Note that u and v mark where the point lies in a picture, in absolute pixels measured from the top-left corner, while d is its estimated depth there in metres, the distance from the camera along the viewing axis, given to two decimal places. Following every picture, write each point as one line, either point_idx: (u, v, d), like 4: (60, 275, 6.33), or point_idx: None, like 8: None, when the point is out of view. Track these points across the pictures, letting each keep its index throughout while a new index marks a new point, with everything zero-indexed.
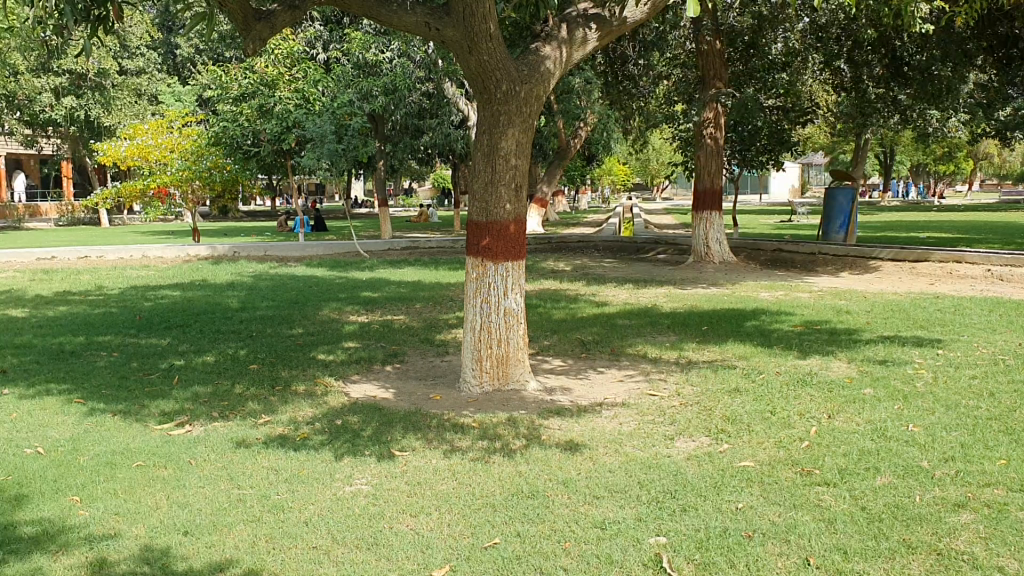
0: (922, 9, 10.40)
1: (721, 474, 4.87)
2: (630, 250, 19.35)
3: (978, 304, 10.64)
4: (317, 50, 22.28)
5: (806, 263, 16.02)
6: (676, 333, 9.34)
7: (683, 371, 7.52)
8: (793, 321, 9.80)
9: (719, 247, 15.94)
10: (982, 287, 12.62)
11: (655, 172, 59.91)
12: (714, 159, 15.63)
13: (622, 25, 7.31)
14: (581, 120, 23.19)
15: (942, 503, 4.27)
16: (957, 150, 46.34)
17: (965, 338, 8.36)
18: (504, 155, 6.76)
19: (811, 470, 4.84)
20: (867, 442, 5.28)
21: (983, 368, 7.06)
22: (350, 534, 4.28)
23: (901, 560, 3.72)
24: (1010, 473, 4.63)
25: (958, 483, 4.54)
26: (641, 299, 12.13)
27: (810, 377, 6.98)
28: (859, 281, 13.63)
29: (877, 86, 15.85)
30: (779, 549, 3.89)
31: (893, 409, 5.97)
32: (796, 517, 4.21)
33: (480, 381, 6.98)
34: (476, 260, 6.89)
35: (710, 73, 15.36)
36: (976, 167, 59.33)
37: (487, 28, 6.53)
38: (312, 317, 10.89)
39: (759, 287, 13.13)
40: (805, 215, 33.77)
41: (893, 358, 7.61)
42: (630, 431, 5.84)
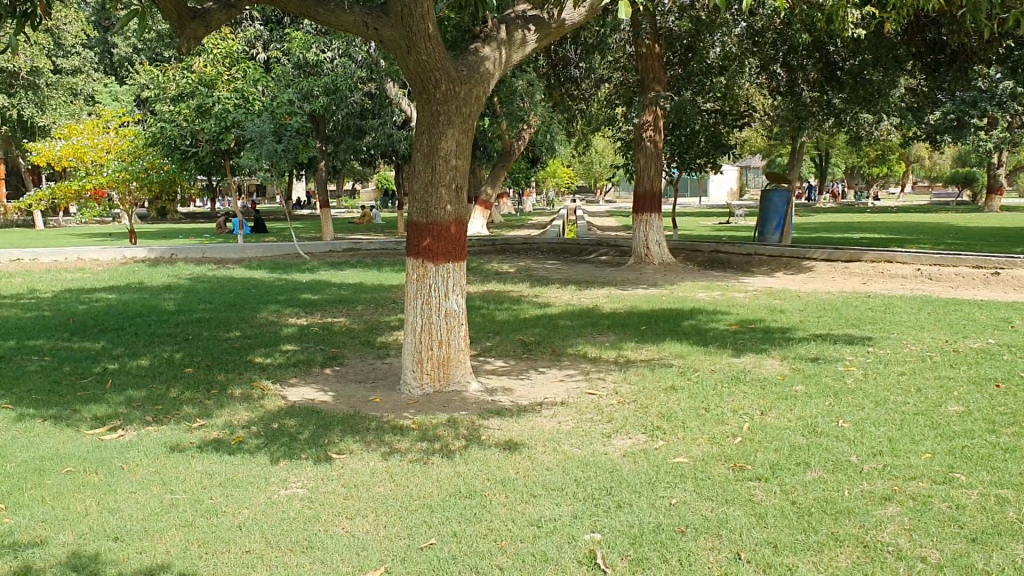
0: (853, 14, 10.55)
1: (655, 470, 4.92)
2: (571, 252, 19.46)
3: (907, 302, 10.90)
4: (257, 50, 22.04)
5: (743, 264, 16.23)
6: (616, 333, 9.40)
7: (622, 370, 7.57)
8: (728, 320, 9.96)
9: (659, 249, 16.07)
10: (910, 286, 12.90)
11: (598, 176, 60.30)
12: (654, 163, 15.80)
13: (560, 27, 7.32)
14: (526, 124, 23.16)
15: (869, 497, 4.36)
16: (888, 153, 47.61)
17: (894, 336, 8.56)
18: (444, 155, 6.74)
19: (743, 465, 4.92)
20: (798, 438, 5.37)
21: (910, 365, 7.23)
22: (284, 538, 4.22)
23: (829, 553, 3.77)
24: (934, 466, 4.75)
25: (885, 477, 4.64)
26: (584, 299, 12.22)
27: (744, 375, 7.09)
28: (794, 281, 13.86)
29: (812, 91, 16.06)
30: (711, 543, 3.93)
31: (822, 405, 6.08)
32: (728, 512, 4.26)
33: (420, 383, 6.96)
34: (417, 261, 6.86)
35: (649, 76, 15.48)
36: (906, 171, 60.99)
37: (426, 28, 6.50)
38: (251, 319, 10.72)
39: (697, 287, 13.31)
40: (742, 216, 34.29)
41: (824, 356, 7.75)
42: (568, 430, 5.86)
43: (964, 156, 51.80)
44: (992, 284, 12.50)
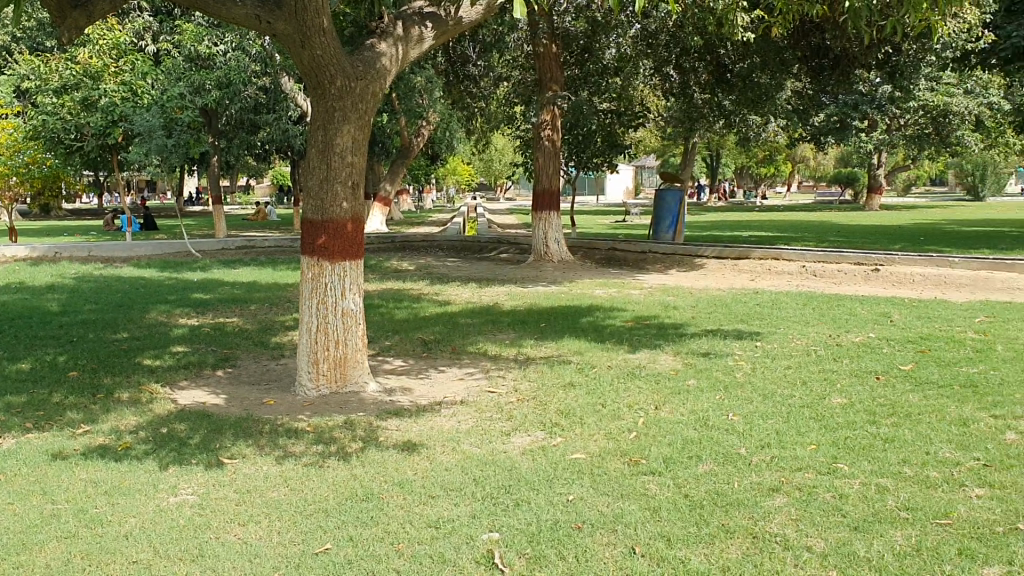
0: (741, 19, 10.85)
1: (553, 467, 4.96)
2: (471, 249, 19.47)
3: (793, 298, 11.28)
4: (145, 41, 21.01)
5: (638, 261, 16.52)
6: (515, 330, 9.44)
7: (521, 367, 7.61)
8: (624, 316, 10.12)
9: (558, 246, 16.20)
10: (796, 283, 13.36)
11: (497, 174, 60.52)
12: (552, 162, 15.93)
13: (457, 25, 7.30)
14: (425, 121, 23.05)
15: (758, 489, 4.49)
16: (775, 154, 49.23)
17: (781, 331, 8.85)
18: (340, 152, 6.64)
19: (638, 460, 5.00)
20: (690, 432, 5.50)
21: (796, 359, 7.49)
22: (173, 547, 4.08)
23: (720, 545, 3.86)
24: (818, 457, 4.93)
25: (773, 468, 4.79)
26: (483, 297, 12.24)
27: (639, 370, 7.22)
28: (687, 278, 14.19)
29: (703, 93, 16.41)
30: (606, 539, 3.98)
31: (713, 399, 6.24)
32: (623, 507, 4.32)
33: (316, 384, 6.84)
34: (312, 260, 6.74)
35: (547, 75, 15.62)
36: (793, 171, 63.22)
37: (321, 22, 6.38)
38: (140, 320, 10.35)
39: (594, 284, 13.49)
40: (637, 214, 34.92)
41: (715, 351, 7.96)
42: (467, 429, 5.85)
43: (846, 157, 54.01)
44: (872, 280, 13.05)
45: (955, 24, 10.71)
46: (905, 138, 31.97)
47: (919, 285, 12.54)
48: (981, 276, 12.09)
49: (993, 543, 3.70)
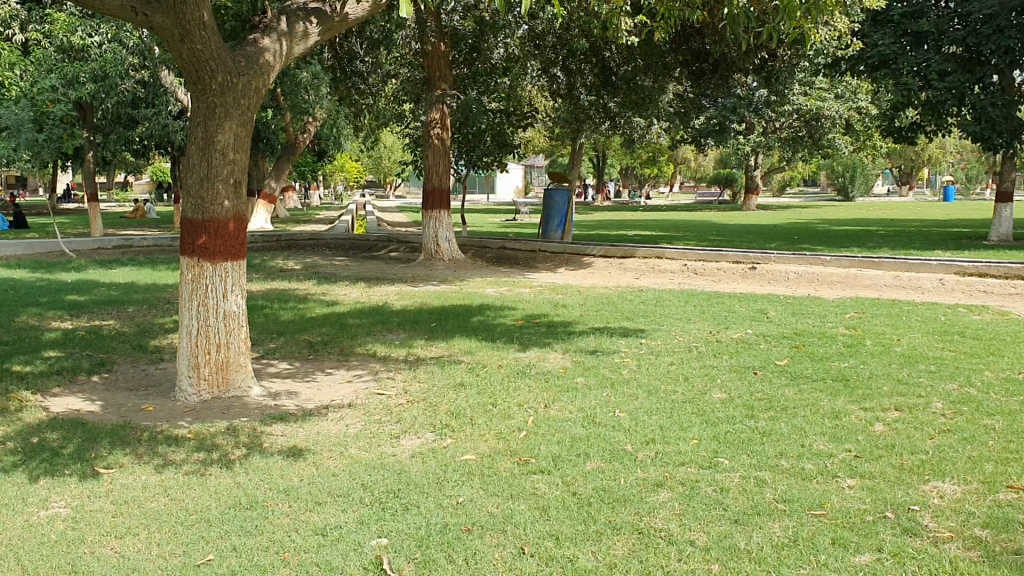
0: (625, 23, 11.03)
1: (443, 469, 4.93)
2: (360, 248, 19.22)
3: (677, 296, 11.56)
4: (12, 31, 18.94)
5: (527, 260, 16.63)
6: (405, 330, 9.36)
7: (410, 368, 7.55)
8: (514, 315, 10.17)
9: (448, 245, 16.17)
10: (680, 281, 13.68)
11: (386, 171, 60.08)
12: (442, 160, 15.87)
13: (343, 21, 7.17)
14: (311, 117, 22.66)
15: (644, 485, 4.57)
16: (660, 154, 50.39)
17: (665, 328, 9.07)
18: (221, 149, 6.46)
19: (527, 459, 5.03)
20: (577, 430, 5.56)
21: (679, 355, 7.68)
22: (43, 564, 3.88)
23: (606, 542, 3.91)
24: (701, 451, 5.05)
25: (657, 464, 4.89)
26: (372, 296, 12.10)
27: (529, 369, 7.27)
28: (574, 277, 14.37)
29: (589, 94, 16.58)
30: (495, 540, 3.98)
31: (601, 396, 6.34)
32: (512, 507, 4.34)
33: (197, 389, 6.62)
34: (192, 260, 6.52)
35: (435, 74, 15.52)
36: (676, 171, 64.86)
37: (201, 16, 6.17)
38: (7, 324, 9.81)
39: (484, 283, 13.51)
40: (527, 213, 35.20)
41: (603, 348, 8.09)
42: (355, 432, 5.76)
43: (726, 158, 55.78)
44: (750, 278, 13.48)
45: (826, 32, 11.14)
46: (781, 140, 33.21)
47: (793, 282, 13.03)
48: (851, 273, 12.64)
49: (863, 532, 3.87)
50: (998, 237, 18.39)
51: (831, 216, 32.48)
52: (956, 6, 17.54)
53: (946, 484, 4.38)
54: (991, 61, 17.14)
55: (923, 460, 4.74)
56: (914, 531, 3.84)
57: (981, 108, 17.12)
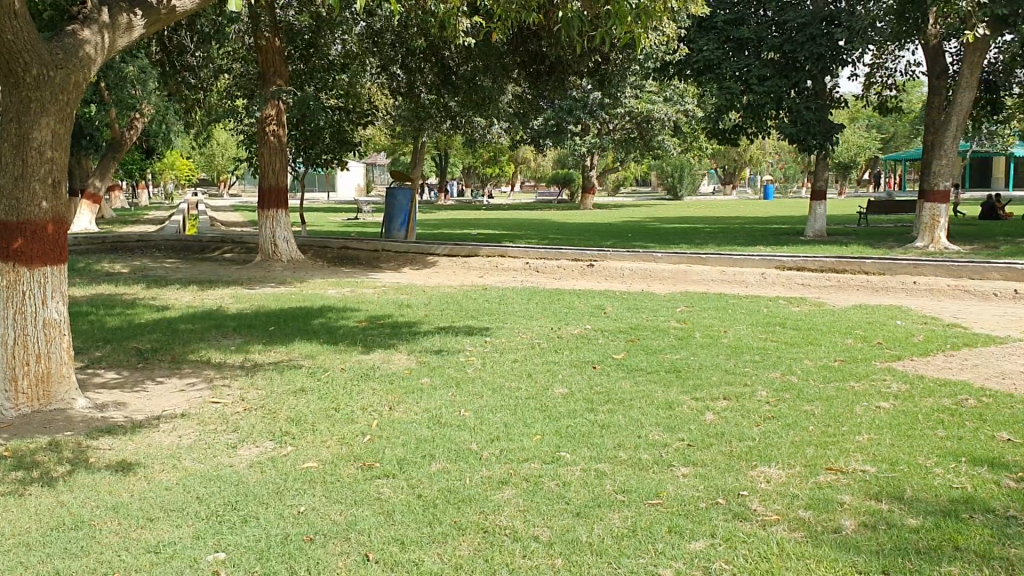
0: (461, 23, 10.99)
1: (283, 478, 4.80)
2: (193, 249, 18.46)
3: (520, 294, 11.70)
4: None
5: (370, 260, 16.42)
6: (242, 335, 9.06)
7: (248, 374, 7.30)
8: (356, 316, 10.03)
9: (287, 245, 15.78)
10: (523, 279, 13.87)
11: (221, 170, 58.08)
12: (279, 157, 15.45)
13: (171, 13, 6.80)
14: (138, 112, 21.64)
15: (488, 483, 4.60)
16: (500, 154, 50.96)
17: (508, 325, 9.17)
18: (37, 147, 6.04)
19: (371, 464, 4.96)
20: (422, 431, 5.54)
21: (522, 352, 7.77)
22: None
23: (452, 543, 3.91)
24: (544, 447, 5.13)
25: (501, 462, 4.92)
26: (207, 300, 11.64)
27: (372, 371, 7.18)
28: (418, 276, 14.31)
29: (429, 94, 16.62)
30: (340, 548, 3.91)
31: (446, 396, 6.34)
32: (356, 514, 4.27)
33: (14, 404, 6.15)
34: (6, 265, 6.07)
35: (270, 69, 15.12)
36: (517, 171, 65.75)
37: (11, 4, 5.74)
38: None
39: (325, 284, 13.25)
40: (369, 212, 34.79)
41: (447, 348, 8.08)
42: (190, 444, 5.52)
43: (562, 158, 57.02)
44: (588, 274, 13.81)
45: (655, 37, 11.49)
46: (614, 142, 34.24)
47: (629, 279, 13.44)
48: (681, 270, 13.19)
49: (698, 518, 4.02)
50: (814, 233, 19.64)
51: (662, 215, 33.78)
52: (773, 15, 18.62)
53: (771, 469, 4.62)
54: (805, 67, 18.21)
55: (750, 447, 4.99)
56: (744, 516, 4.03)
57: (797, 111, 18.25)
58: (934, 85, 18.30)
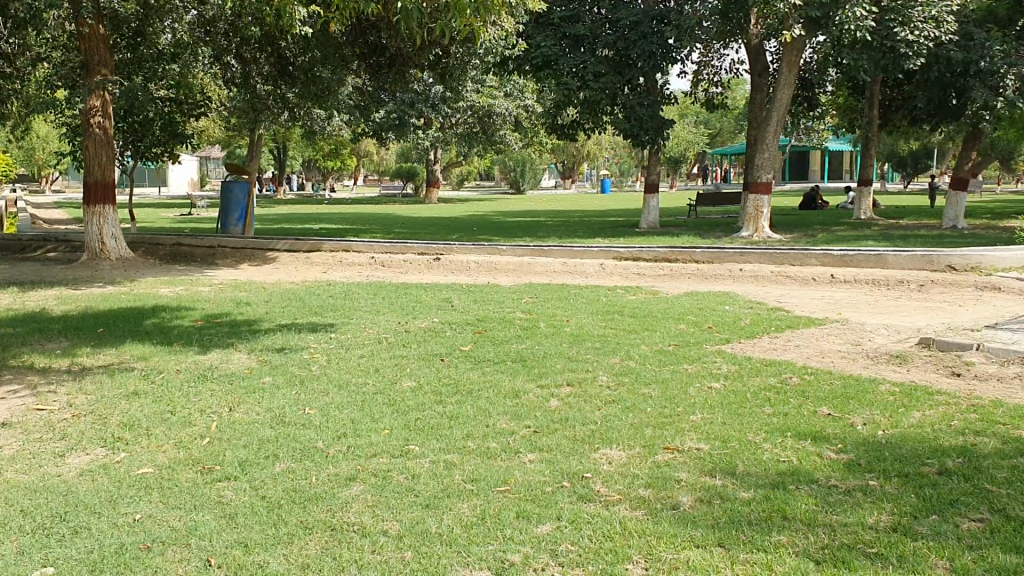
0: (299, 12, 10.56)
1: (117, 486, 4.57)
2: (12, 249, 17.25)
3: (364, 288, 11.57)
4: None
5: (206, 257, 15.82)
6: (69, 338, 8.54)
7: (75, 379, 6.89)
8: (193, 316, 9.65)
9: (116, 244, 15.03)
10: (367, 273, 13.72)
11: (41, 162, 54.45)
12: (105, 151, 14.63)
13: None
14: None
15: (335, 480, 4.54)
16: (342, 148, 50.19)
17: (353, 321, 9.06)
18: None
19: (212, 467, 4.80)
20: (266, 431, 5.40)
21: (369, 348, 7.70)
22: None
23: (299, 543, 3.83)
24: (392, 441, 5.11)
25: (348, 458, 4.86)
26: (28, 302, 10.90)
27: (210, 372, 6.93)
28: (258, 273, 13.91)
29: (266, 85, 16.15)
30: (179, 555, 3.76)
31: (289, 395, 6.20)
32: (197, 519, 4.13)
33: None
34: None
35: (94, 58, 14.22)
36: (359, 165, 64.98)
37: None
38: None
39: (159, 283, 12.68)
40: (205, 207, 33.53)
41: (290, 345, 7.91)
42: (11, 455, 5.16)
43: (404, 151, 56.53)
44: (433, 267, 13.80)
45: (496, 31, 11.50)
46: (457, 136, 34.10)
47: (474, 271, 13.53)
48: (524, 261, 13.43)
49: (544, 503, 4.11)
50: (648, 225, 20.37)
51: (504, 209, 34.32)
52: (606, 13, 19.22)
53: (614, 451, 4.78)
54: (637, 64, 18.85)
55: (593, 430, 5.13)
56: (588, 497, 4.15)
57: (631, 108, 18.94)
58: (756, 81, 19.33)
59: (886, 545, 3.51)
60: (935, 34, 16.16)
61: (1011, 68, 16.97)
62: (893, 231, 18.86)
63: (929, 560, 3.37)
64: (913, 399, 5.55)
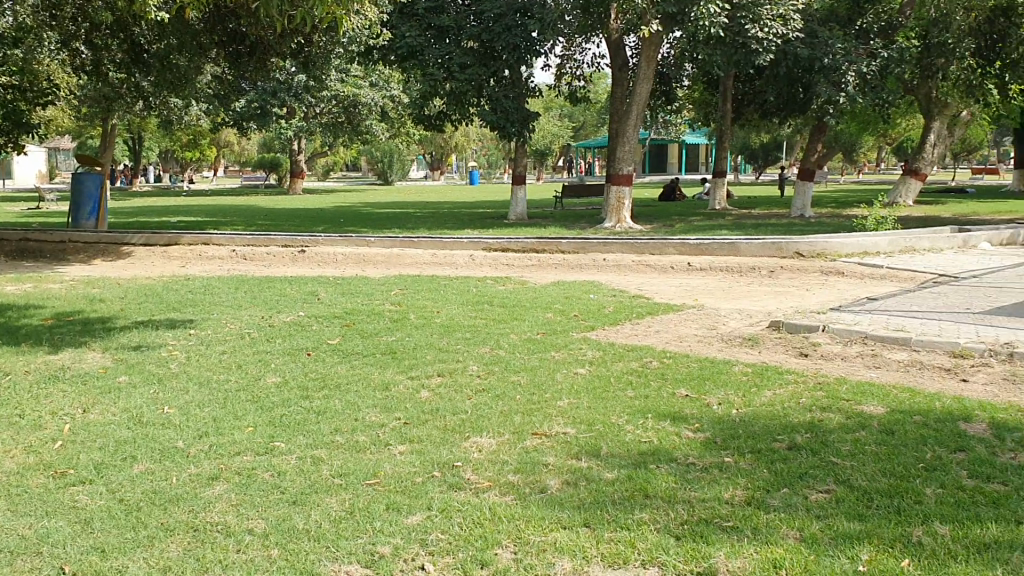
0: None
1: None
2: None
3: (226, 283, 11.24)
4: None
5: (55, 252, 15.01)
6: None
7: None
8: (41, 314, 9.15)
9: None
10: (228, 267, 13.32)
11: None
12: None
13: None
14: None
15: (197, 480, 4.41)
16: (201, 138, 48.48)
17: (215, 316, 8.79)
18: None
19: (64, 471, 4.58)
20: (123, 432, 5.18)
21: (231, 343, 7.49)
22: None
23: (159, 545, 3.70)
24: (257, 438, 5.00)
25: (211, 457, 4.73)
26: None
27: (60, 373, 6.59)
28: (112, 268, 13.31)
29: (118, 71, 15.67)
30: (30, 564, 3.58)
31: (147, 394, 5.98)
32: (49, 526, 3.93)
33: None
34: None
35: None
36: (219, 156, 62.89)
37: None
38: None
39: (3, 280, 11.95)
40: (51, 200, 31.75)
41: (147, 343, 7.61)
42: None
43: (266, 141, 55.10)
44: (298, 260, 13.54)
45: (359, 21, 11.37)
46: (321, 126, 33.87)
47: (341, 264, 13.36)
48: (391, 253, 13.37)
49: (413, 494, 4.11)
50: (515, 216, 20.57)
51: (370, 200, 34.05)
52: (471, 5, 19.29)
53: (483, 439, 4.82)
54: (501, 57, 18.89)
55: (462, 420, 5.16)
56: (457, 486, 4.18)
57: (496, 100, 19.01)
58: (617, 75, 19.63)
59: (741, 519, 3.67)
60: (783, 31, 16.93)
61: (851, 65, 17.88)
62: (747, 220, 19.71)
63: (780, 531, 3.55)
64: (764, 379, 5.83)
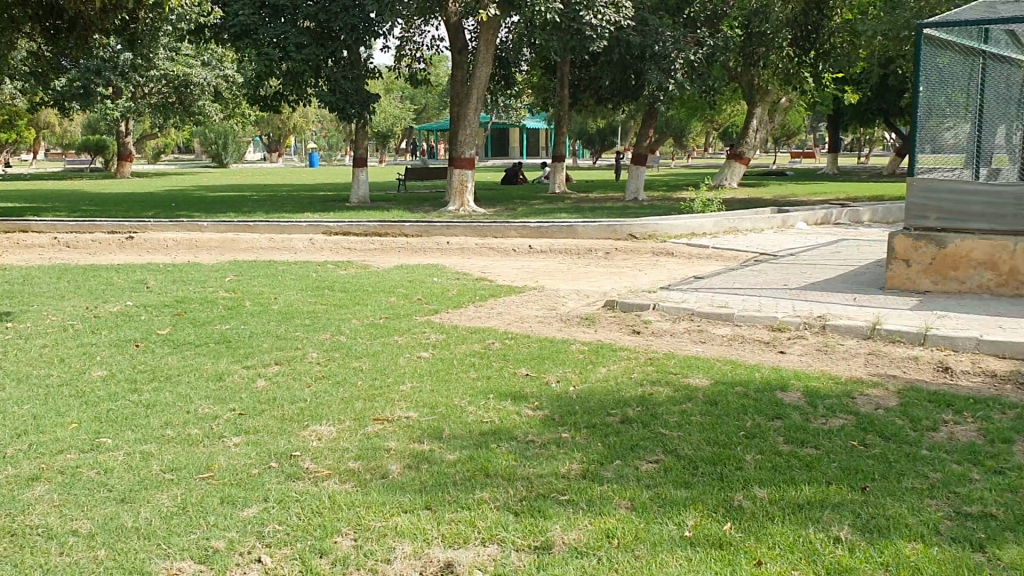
0: None
1: None
2: None
3: (47, 273, 10.57)
4: None
5: None
6: None
7: None
8: None
9: None
10: (49, 255, 12.51)
11: None
12: None
13: None
14: None
15: (14, 482, 4.15)
16: (17, 118, 45.23)
17: (35, 308, 8.27)
18: None
19: None
20: None
21: (51, 337, 7.06)
22: None
23: None
24: (81, 435, 4.75)
25: (30, 457, 4.47)
26: None
27: None
28: None
29: None
30: None
31: None
32: None
33: None
34: None
35: None
36: (38, 137, 58.89)
37: None
38: None
39: None
40: None
41: None
42: None
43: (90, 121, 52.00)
44: (126, 247, 12.89)
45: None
46: (149, 107, 32.51)
47: (174, 250, 12.82)
48: (228, 239, 12.94)
49: (250, 486, 4.01)
50: (358, 199, 20.29)
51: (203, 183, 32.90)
52: None
53: (323, 426, 4.76)
54: (340, 37, 18.65)
55: (301, 408, 5.08)
56: (296, 476, 4.12)
57: (335, 81, 18.72)
58: (456, 58, 19.81)
59: (577, 492, 3.79)
60: (616, 19, 17.22)
61: (679, 53, 18.65)
62: (586, 202, 20.22)
63: (613, 502, 3.68)
64: (600, 356, 6.02)
